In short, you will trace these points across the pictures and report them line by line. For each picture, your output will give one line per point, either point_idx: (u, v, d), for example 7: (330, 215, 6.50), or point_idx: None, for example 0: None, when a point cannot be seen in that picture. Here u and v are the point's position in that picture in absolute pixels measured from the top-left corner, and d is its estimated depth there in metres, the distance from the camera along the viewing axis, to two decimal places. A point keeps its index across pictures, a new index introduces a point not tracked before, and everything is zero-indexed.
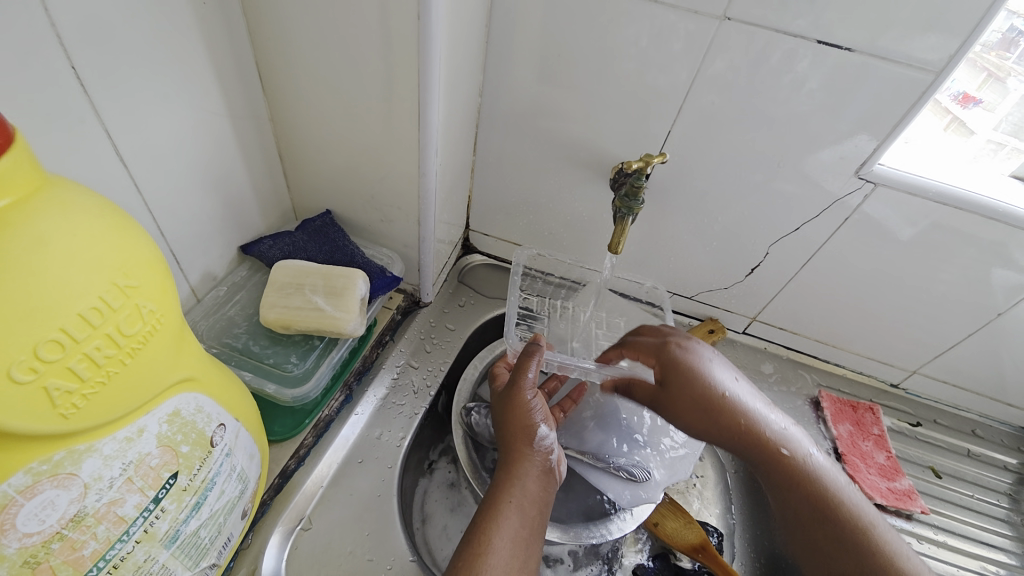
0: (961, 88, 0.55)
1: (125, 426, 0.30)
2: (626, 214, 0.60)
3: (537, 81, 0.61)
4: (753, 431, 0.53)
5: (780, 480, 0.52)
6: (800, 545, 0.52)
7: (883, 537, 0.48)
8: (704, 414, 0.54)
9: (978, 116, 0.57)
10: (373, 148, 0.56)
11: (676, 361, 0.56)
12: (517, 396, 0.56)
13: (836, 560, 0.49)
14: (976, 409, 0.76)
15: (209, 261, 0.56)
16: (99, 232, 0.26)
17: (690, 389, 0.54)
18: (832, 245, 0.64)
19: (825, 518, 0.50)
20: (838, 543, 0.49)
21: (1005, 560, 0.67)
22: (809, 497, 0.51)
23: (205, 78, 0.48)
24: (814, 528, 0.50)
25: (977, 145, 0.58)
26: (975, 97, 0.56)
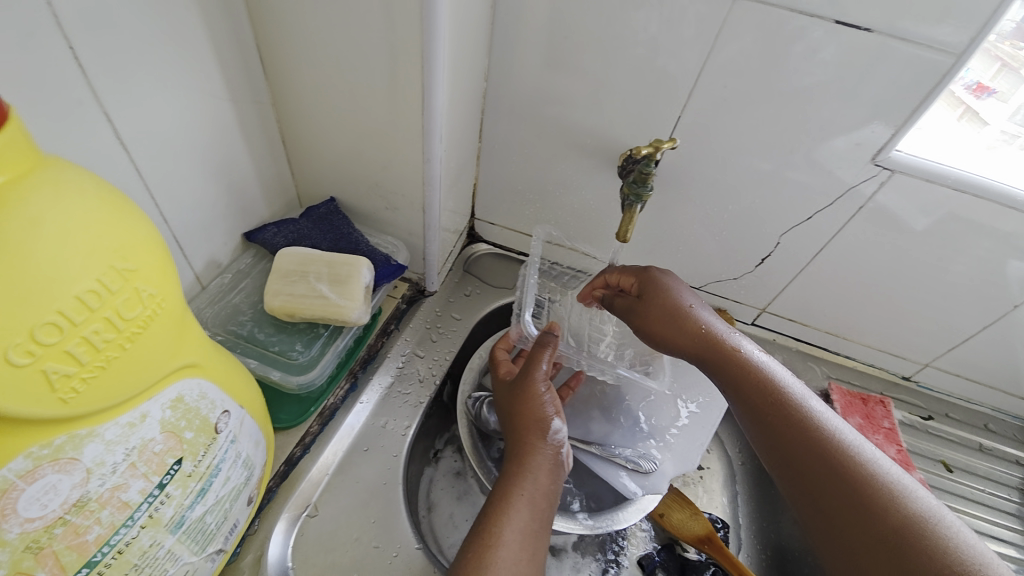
0: (974, 77, 0.52)
1: (128, 411, 0.30)
2: (634, 201, 0.59)
3: (543, 66, 0.59)
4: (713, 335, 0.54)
5: (736, 376, 0.52)
6: (762, 447, 0.49)
7: (846, 436, 0.46)
8: (669, 321, 0.56)
9: (992, 106, 0.54)
10: (377, 134, 0.55)
11: (655, 277, 0.59)
12: (528, 386, 0.55)
13: (794, 456, 0.46)
14: (990, 402, 0.75)
15: (213, 249, 0.55)
16: (95, 213, 0.26)
17: (663, 297, 0.57)
18: (844, 236, 0.63)
19: (784, 415, 0.48)
20: (798, 438, 0.47)
21: (1016, 555, 0.66)
22: (767, 397, 0.50)
23: (205, 62, 0.47)
24: (772, 425, 0.48)
25: (990, 136, 0.55)
26: (989, 87, 0.53)
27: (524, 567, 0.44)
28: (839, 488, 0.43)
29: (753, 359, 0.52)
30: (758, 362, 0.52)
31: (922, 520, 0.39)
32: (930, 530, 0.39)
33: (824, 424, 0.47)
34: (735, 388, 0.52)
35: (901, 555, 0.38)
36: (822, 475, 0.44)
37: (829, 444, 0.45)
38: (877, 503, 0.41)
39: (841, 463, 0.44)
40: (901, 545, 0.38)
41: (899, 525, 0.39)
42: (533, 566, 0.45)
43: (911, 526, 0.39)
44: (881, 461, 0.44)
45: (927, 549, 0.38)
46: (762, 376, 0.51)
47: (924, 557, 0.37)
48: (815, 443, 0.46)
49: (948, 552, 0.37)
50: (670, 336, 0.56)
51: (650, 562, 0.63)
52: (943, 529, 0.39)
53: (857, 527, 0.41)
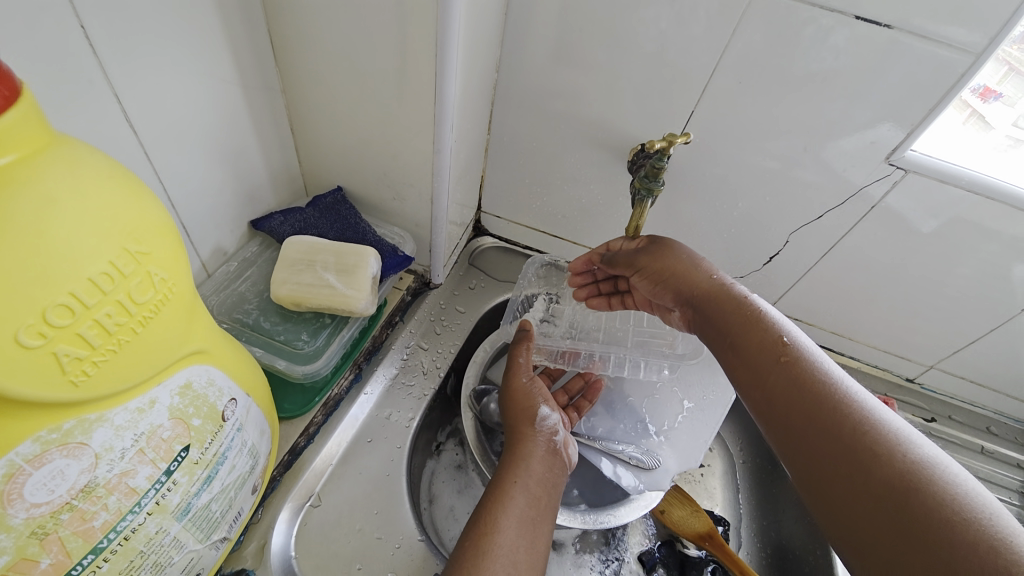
0: (981, 82, 0.51)
1: (137, 396, 0.29)
2: (645, 196, 0.59)
3: (555, 58, 0.58)
4: (718, 285, 0.52)
5: (739, 325, 0.49)
6: (755, 397, 0.46)
7: (846, 387, 0.43)
8: (674, 270, 0.55)
9: (998, 109, 0.53)
10: (386, 124, 0.54)
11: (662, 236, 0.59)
12: (511, 381, 0.58)
13: (789, 404, 0.43)
14: (993, 406, 0.75)
15: (219, 236, 0.55)
16: (110, 194, 0.26)
17: (671, 250, 0.56)
18: (851, 239, 0.63)
19: (782, 362, 0.45)
20: (801, 386, 0.43)
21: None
22: (766, 345, 0.47)
23: (214, 45, 0.46)
24: (776, 374, 0.45)
25: (995, 140, 0.54)
26: (996, 90, 0.52)
27: (524, 552, 0.44)
28: (838, 434, 0.40)
29: (754, 308, 0.50)
30: (758, 310, 0.49)
31: (925, 466, 0.36)
32: (932, 475, 0.36)
33: (824, 372, 0.44)
34: (732, 337, 0.49)
35: (900, 500, 0.35)
36: (819, 422, 0.41)
37: (832, 392, 0.42)
38: (878, 450, 0.38)
39: (843, 410, 0.41)
40: (910, 492, 0.35)
41: (900, 471, 0.36)
42: (534, 556, 0.44)
43: (918, 472, 0.36)
44: (881, 411, 0.41)
45: (931, 496, 0.35)
46: (762, 324, 0.48)
47: (928, 503, 0.34)
48: (812, 390, 0.43)
49: (953, 499, 0.34)
50: (676, 280, 0.55)
51: (651, 558, 0.63)
52: (949, 477, 0.36)
53: (857, 472, 0.38)
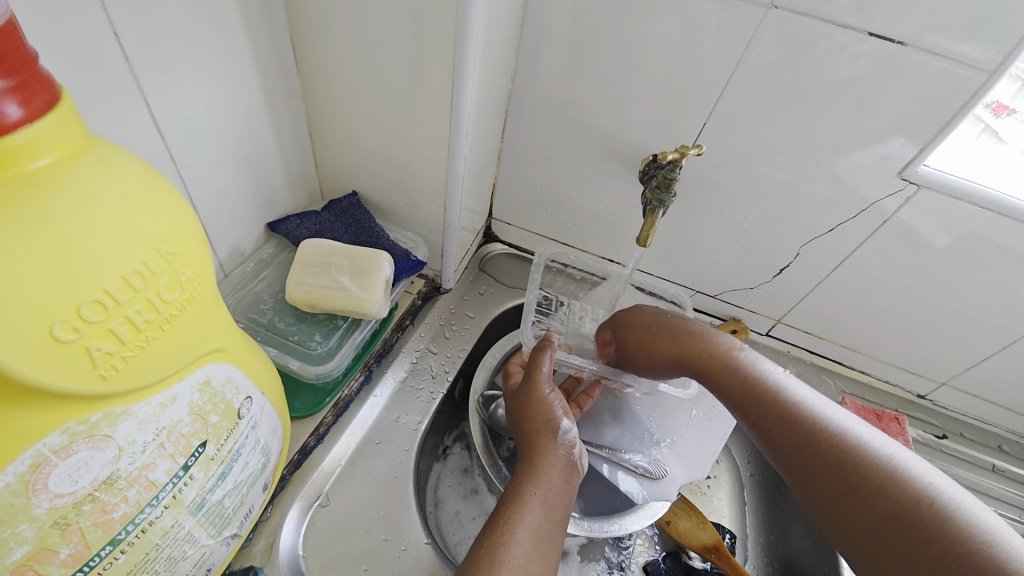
0: (995, 97, 0.51)
1: (159, 392, 0.30)
2: (656, 206, 0.59)
3: (569, 68, 0.59)
4: (693, 366, 0.57)
5: (733, 388, 0.54)
6: (767, 445, 0.51)
7: (837, 421, 0.49)
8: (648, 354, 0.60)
9: (1011, 126, 0.54)
10: (403, 131, 0.55)
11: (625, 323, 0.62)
12: (533, 389, 0.56)
13: (797, 449, 0.49)
14: (1005, 423, 0.74)
15: (236, 238, 0.56)
16: (142, 194, 0.27)
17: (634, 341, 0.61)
18: (862, 252, 0.63)
19: (782, 416, 0.50)
20: (803, 436, 0.49)
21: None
22: (764, 395, 0.52)
23: (238, 52, 0.47)
24: (777, 427, 0.51)
25: (1010, 155, 0.54)
26: (1008, 106, 0.53)
27: (537, 566, 0.44)
28: (841, 472, 0.46)
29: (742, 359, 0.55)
30: (745, 359, 0.55)
31: (918, 492, 0.43)
32: (932, 501, 0.42)
33: (819, 418, 0.49)
34: (732, 388, 0.54)
35: (906, 529, 0.41)
36: (826, 463, 0.47)
37: (832, 438, 0.48)
38: (880, 486, 0.44)
39: (845, 454, 0.46)
40: (916, 528, 0.41)
41: (898, 500, 0.43)
42: (544, 566, 0.44)
43: (920, 507, 0.42)
44: (873, 439, 0.47)
45: (935, 525, 0.41)
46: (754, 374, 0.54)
47: (933, 538, 0.40)
48: (814, 439, 0.48)
49: (954, 529, 0.40)
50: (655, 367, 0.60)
51: (656, 568, 0.62)
52: (947, 506, 0.42)
53: (866, 508, 0.44)
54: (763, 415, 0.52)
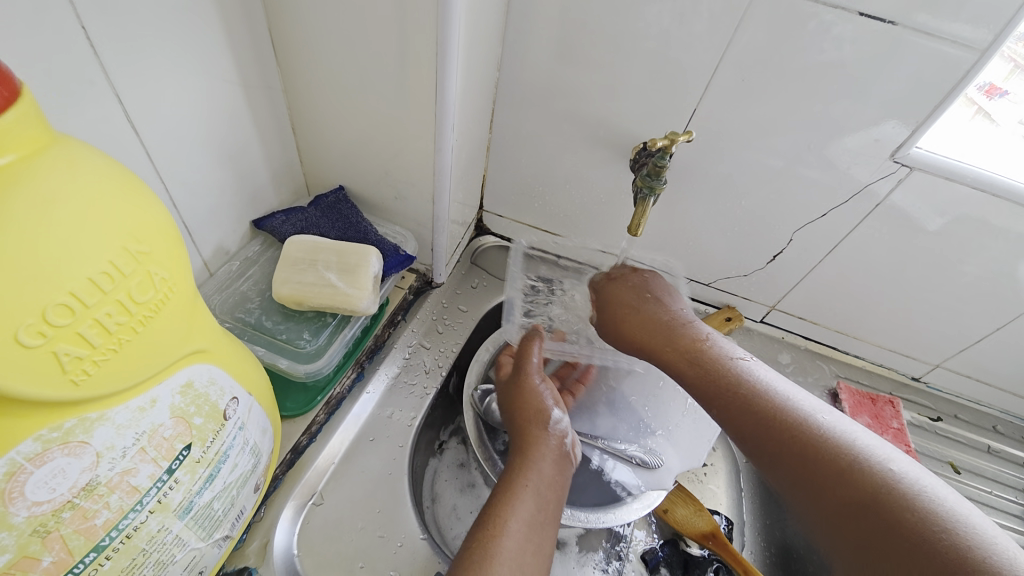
0: (987, 78, 0.50)
1: (138, 395, 0.29)
2: (647, 194, 0.58)
3: (557, 56, 0.58)
4: (659, 339, 0.58)
5: (693, 370, 0.54)
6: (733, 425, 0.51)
7: (802, 408, 0.48)
8: (633, 318, 0.60)
9: (1003, 107, 0.53)
10: (388, 124, 0.54)
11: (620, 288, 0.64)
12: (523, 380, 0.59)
13: (762, 435, 0.48)
14: (998, 404, 0.74)
15: (220, 236, 0.55)
16: (109, 193, 0.26)
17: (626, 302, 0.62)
18: (855, 236, 0.62)
19: (740, 396, 0.50)
20: (762, 416, 0.48)
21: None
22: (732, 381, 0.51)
23: (214, 45, 0.46)
24: (736, 408, 0.50)
25: (1002, 137, 0.54)
26: (1002, 88, 0.51)
27: (530, 559, 0.43)
28: (804, 456, 0.45)
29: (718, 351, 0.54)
30: (718, 351, 0.55)
31: (882, 473, 0.41)
32: (893, 480, 0.40)
33: (777, 400, 0.49)
34: (700, 376, 0.54)
35: (869, 511, 0.39)
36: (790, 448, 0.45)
37: (789, 419, 0.47)
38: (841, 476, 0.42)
39: (802, 435, 0.46)
40: (877, 509, 0.39)
41: (864, 481, 0.41)
42: (540, 559, 0.44)
43: (882, 487, 0.40)
44: (838, 425, 0.46)
45: (897, 504, 0.39)
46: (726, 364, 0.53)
47: (894, 517, 0.38)
48: (772, 418, 0.48)
49: (917, 507, 0.38)
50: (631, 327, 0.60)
51: (654, 557, 0.62)
52: (911, 485, 0.40)
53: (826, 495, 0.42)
54: (720, 397, 0.51)
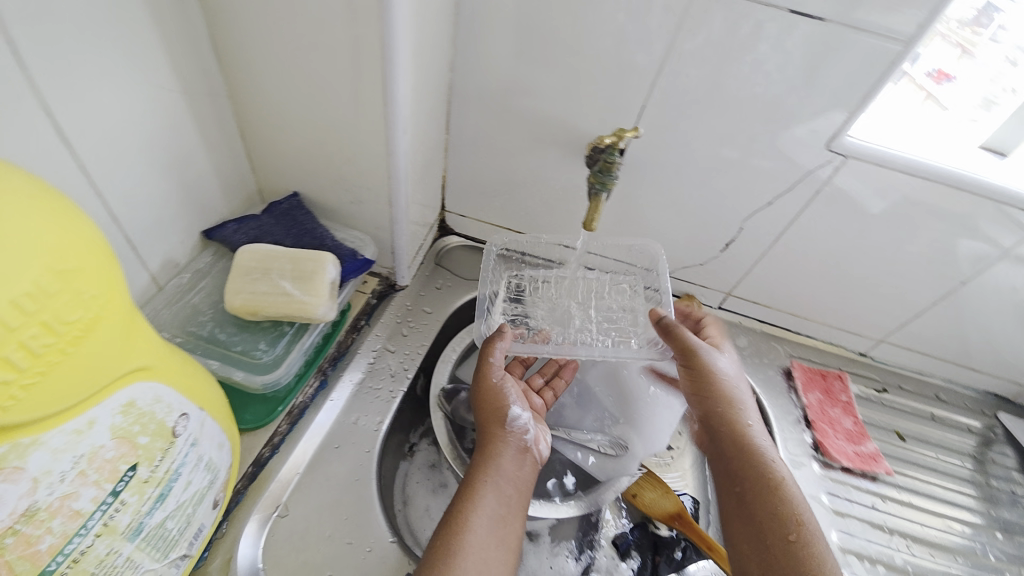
0: (936, 64, 0.57)
1: (75, 417, 0.29)
2: (600, 189, 0.61)
3: (510, 56, 0.59)
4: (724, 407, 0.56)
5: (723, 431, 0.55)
6: (719, 467, 0.55)
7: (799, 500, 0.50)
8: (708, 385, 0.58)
9: (953, 92, 0.59)
10: (340, 127, 0.53)
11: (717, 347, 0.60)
12: (484, 380, 0.56)
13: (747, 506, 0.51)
14: (939, 374, 0.79)
15: (168, 248, 0.53)
16: (28, 210, 0.25)
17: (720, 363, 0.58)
18: (802, 220, 0.65)
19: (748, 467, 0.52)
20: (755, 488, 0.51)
21: (969, 518, 0.69)
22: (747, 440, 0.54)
23: (152, 52, 0.45)
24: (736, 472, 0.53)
25: (952, 118, 0.59)
26: (949, 74, 0.58)
27: (495, 552, 0.45)
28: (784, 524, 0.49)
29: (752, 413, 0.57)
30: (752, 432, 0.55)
31: None
32: None
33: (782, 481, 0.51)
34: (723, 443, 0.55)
35: None
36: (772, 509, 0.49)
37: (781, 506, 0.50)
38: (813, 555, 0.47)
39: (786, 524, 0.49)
40: None
41: None
42: (505, 552, 0.45)
43: None
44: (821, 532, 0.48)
45: None
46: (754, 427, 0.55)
47: None
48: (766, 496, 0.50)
49: None
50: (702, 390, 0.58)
51: (625, 542, 0.64)
52: None
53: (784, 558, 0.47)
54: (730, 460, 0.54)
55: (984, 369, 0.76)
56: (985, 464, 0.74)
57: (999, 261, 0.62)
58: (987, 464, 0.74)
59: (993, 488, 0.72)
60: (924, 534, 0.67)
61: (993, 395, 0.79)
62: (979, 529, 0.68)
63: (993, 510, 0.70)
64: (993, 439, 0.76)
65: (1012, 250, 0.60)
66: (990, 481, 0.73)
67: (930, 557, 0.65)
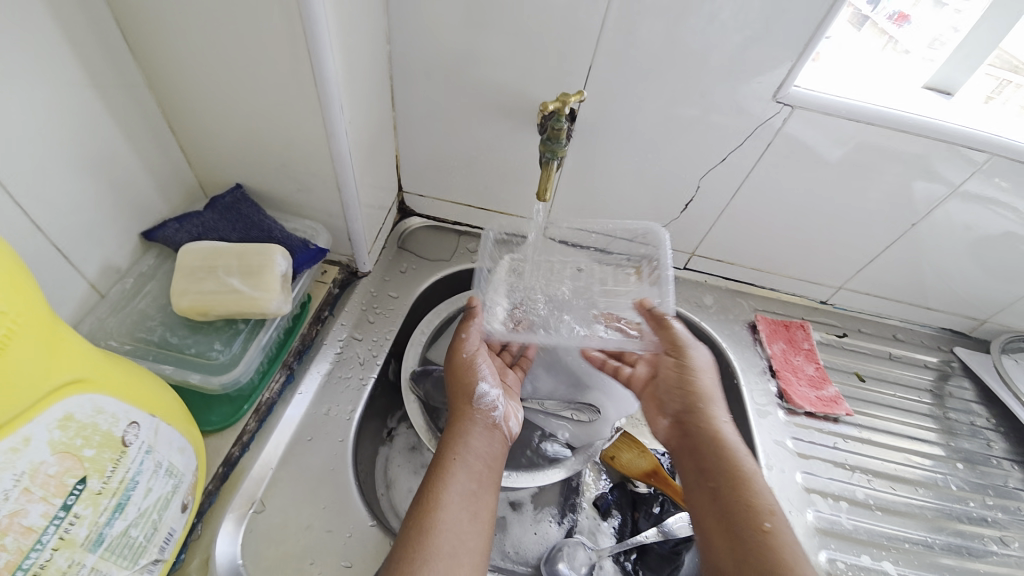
0: (895, 6, 0.56)
1: (8, 435, 0.28)
2: (551, 158, 0.59)
3: (449, 24, 0.56)
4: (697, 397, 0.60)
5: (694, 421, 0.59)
6: (692, 462, 0.56)
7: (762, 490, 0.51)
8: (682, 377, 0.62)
9: (911, 34, 0.58)
10: (275, 112, 0.51)
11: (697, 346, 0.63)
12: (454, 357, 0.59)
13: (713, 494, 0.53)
14: (897, 315, 0.82)
15: (106, 253, 0.51)
16: None
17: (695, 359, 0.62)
18: (756, 174, 0.65)
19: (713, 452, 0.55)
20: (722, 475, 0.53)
21: (930, 451, 0.73)
22: (719, 435, 0.57)
23: (55, 42, 0.42)
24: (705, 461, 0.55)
25: (909, 62, 0.59)
26: (909, 16, 0.57)
27: (467, 523, 0.46)
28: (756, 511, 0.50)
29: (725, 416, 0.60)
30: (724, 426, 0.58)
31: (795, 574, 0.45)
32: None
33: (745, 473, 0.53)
34: (694, 434, 0.58)
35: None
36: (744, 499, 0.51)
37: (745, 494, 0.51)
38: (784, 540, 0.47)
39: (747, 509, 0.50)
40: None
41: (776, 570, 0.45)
42: (478, 522, 0.47)
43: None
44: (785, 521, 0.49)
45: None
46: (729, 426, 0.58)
47: None
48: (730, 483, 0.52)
49: None
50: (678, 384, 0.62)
51: (604, 502, 0.67)
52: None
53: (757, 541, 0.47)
54: (699, 447, 0.57)
55: (938, 307, 0.79)
56: (944, 398, 0.78)
57: (948, 200, 0.63)
58: (945, 398, 0.78)
59: (951, 419, 0.76)
60: (886, 469, 0.70)
61: (949, 331, 0.83)
62: (941, 461, 0.72)
63: (953, 442, 0.74)
64: (950, 373, 0.80)
65: (960, 187, 0.62)
66: (948, 413, 0.77)
67: (890, 490, 0.69)
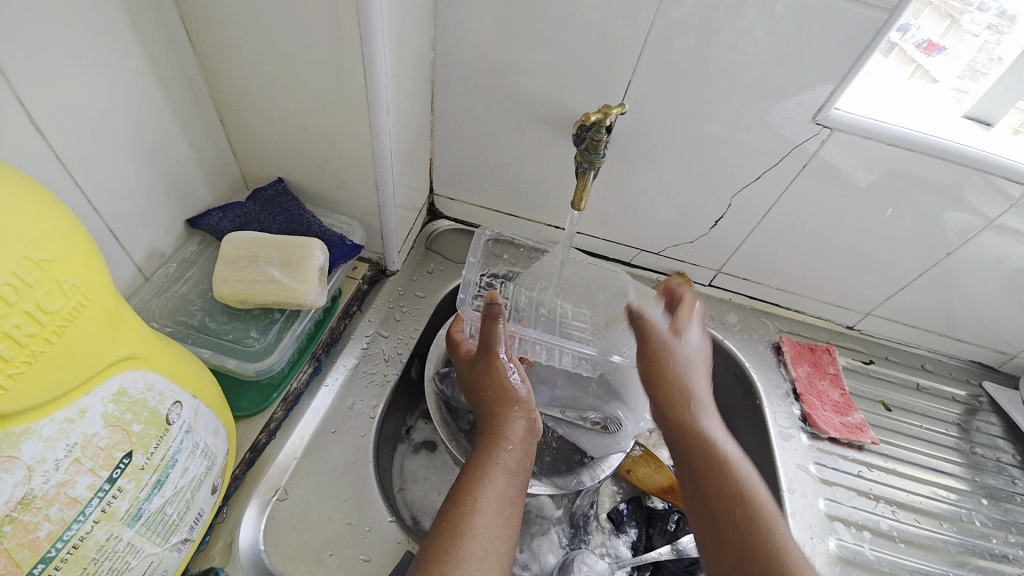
0: (925, 35, 0.56)
1: (65, 406, 0.29)
2: (587, 168, 0.60)
3: (494, 33, 0.58)
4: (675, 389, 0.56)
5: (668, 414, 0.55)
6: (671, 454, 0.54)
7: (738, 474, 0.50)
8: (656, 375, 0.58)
9: (942, 63, 0.58)
10: (321, 112, 0.53)
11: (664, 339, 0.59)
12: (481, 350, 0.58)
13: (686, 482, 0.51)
14: (926, 345, 0.80)
15: (152, 238, 0.53)
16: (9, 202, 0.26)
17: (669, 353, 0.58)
18: (790, 195, 0.65)
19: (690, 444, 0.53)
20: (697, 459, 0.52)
21: (956, 485, 0.71)
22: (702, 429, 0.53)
23: (123, 37, 0.44)
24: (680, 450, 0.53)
25: (940, 91, 0.59)
26: (939, 45, 0.57)
27: (501, 531, 0.46)
28: (747, 511, 0.47)
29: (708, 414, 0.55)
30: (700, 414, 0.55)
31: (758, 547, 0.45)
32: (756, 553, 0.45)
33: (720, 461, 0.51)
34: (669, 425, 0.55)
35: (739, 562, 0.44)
36: (730, 498, 0.48)
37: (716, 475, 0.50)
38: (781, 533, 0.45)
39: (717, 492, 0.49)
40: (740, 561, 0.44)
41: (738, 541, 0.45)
42: (509, 530, 0.47)
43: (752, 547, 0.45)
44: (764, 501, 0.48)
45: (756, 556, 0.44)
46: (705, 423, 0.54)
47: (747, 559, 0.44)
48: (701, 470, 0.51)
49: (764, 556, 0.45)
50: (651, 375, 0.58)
51: (620, 515, 0.66)
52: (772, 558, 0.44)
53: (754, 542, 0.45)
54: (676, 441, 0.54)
55: (970, 339, 0.77)
56: (970, 432, 0.76)
57: (983, 231, 0.62)
58: (972, 433, 0.76)
59: (978, 454, 0.74)
60: (908, 500, 0.69)
61: (978, 364, 0.81)
62: (965, 496, 0.70)
63: (980, 477, 0.72)
64: (978, 407, 0.78)
65: (998, 219, 0.61)
66: (975, 448, 0.75)
67: (915, 523, 0.67)
